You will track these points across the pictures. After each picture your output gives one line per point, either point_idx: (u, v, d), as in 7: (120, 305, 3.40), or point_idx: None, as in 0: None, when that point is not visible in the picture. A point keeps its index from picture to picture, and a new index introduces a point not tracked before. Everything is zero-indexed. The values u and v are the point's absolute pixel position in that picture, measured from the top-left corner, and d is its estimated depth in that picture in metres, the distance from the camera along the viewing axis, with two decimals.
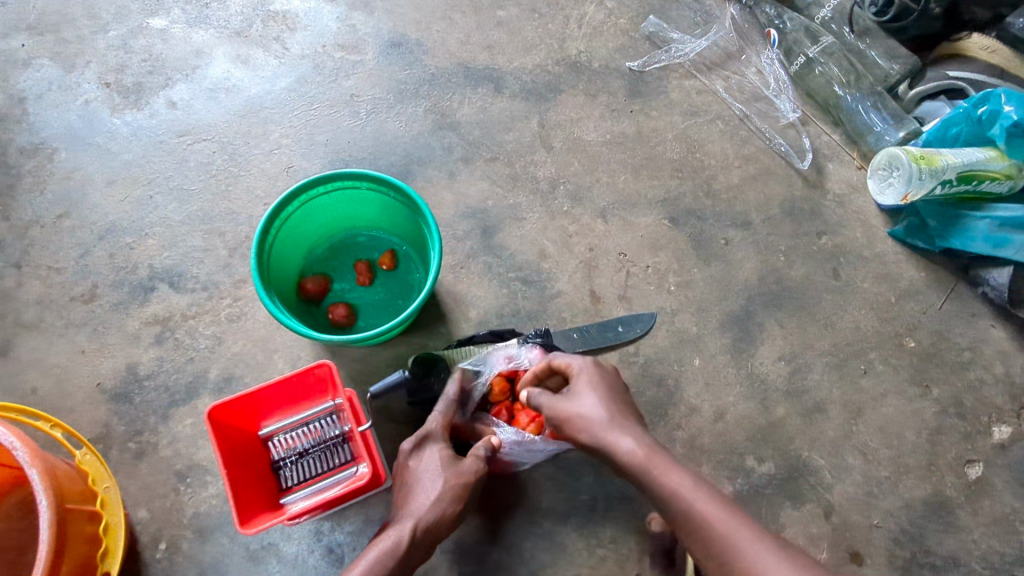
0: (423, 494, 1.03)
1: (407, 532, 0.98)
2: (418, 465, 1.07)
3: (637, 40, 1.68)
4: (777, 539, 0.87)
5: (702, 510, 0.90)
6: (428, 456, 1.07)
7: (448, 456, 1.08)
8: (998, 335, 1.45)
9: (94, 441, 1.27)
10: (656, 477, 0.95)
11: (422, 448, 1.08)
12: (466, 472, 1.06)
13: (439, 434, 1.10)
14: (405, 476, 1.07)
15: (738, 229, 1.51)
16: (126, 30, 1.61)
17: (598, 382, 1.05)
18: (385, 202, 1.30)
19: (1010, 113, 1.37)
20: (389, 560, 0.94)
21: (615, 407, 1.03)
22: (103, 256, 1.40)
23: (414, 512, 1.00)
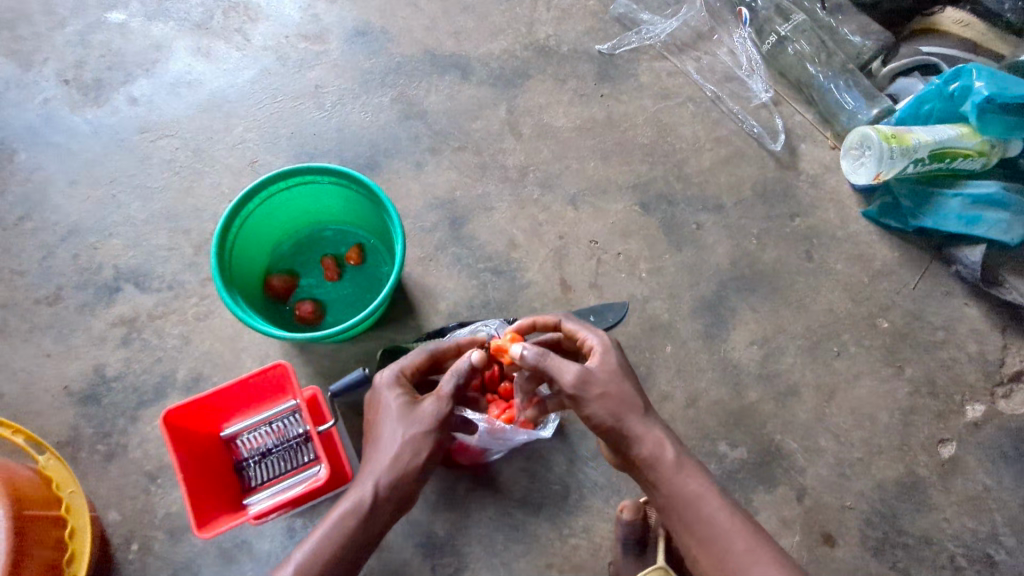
0: (382, 448, 0.94)
1: (369, 491, 0.91)
2: (377, 415, 0.97)
3: (607, 22, 1.65)
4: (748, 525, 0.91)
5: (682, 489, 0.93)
6: (383, 403, 0.97)
7: (406, 402, 0.96)
8: (973, 313, 1.44)
9: (62, 444, 1.26)
10: (682, 481, 0.93)
11: (378, 398, 0.98)
12: (425, 419, 0.94)
13: (393, 379, 0.98)
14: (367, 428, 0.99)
15: (710, 214, 1.50)
16: (84, 25, 1.57)
17: (614, 369, 0.96)
18: (348, 196, 1.28)
19: (981, 88, 1.35)
20: (351, 520, 0.89)
21: (616, 398, 0.95)
22: (67, 258, 1.38)
23: (375, 469, 0.92)
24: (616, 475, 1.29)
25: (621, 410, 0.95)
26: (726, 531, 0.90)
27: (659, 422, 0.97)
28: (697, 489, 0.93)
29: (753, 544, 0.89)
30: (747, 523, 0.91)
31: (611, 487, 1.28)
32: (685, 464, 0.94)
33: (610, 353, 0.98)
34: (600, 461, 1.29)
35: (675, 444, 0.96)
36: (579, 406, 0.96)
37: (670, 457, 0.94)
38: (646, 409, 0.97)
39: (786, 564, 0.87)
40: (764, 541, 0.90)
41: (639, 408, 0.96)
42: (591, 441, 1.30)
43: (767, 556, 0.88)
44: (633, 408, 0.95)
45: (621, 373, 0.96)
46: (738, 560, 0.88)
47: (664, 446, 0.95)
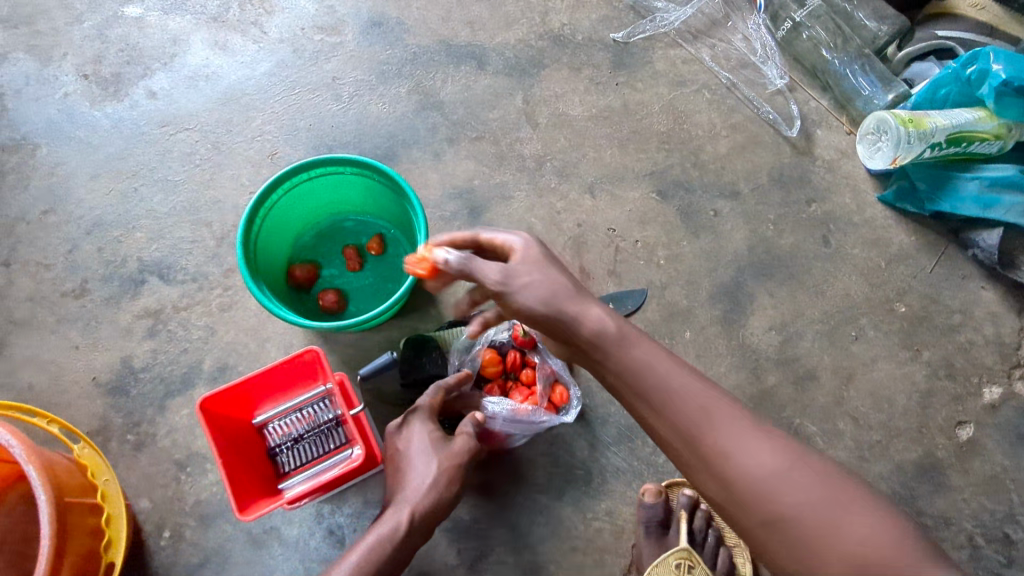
0: (416, 477, 1.01)
1: (406, 515, 0.96)
2: (406, 446, 1.04)
3: (621, 10, 1.65)
4: (704, 387, 0.80)
5: (629, 361, 0.81)
6: (413, 436, 1.05)
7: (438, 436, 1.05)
8: (989, 297, 1.45)
9: (92, 435, 1.29)
10: (628, 352, 0.81)
11: (409, 430, 1.06)
12: (459, 453, 1.04)
13: (425, 415, 1.07)
14: (396, 457, 1.04)
15: (727, 200, 1.50)
16: (101, 20, 1.58)
17: (536, 262, 0.85)
18: (370, 186, 1.29)
19: (999, 71, 1.35)
20: (388, 543, 0.94)
21: (551, 286, 0.84)
22: (92, 251, 1.40)
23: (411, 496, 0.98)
24: (637, 460, 1.31)
25: (551, 292, 0.83)
26: (680, 394, 0.79)
27: (597, 301, 0.85)
28: (646, 358, 0.81)
29: (710, 399, 0.78)
30: (700, 379, 0.81)
31: (633, 471, 1.30)
32: (628, 334, 0.82)
33: (531, 248, 0.86)
34: (622, 446, 1.31)
35: (616, 315, 0.84)
36: (507, 303, 0.86)
37: (614, 331, 0.82)
38: (578, 290, 0.85)
39: (751, 423, 0.77)
40: (719, 395, 0.80)
41: (568, 287, 0.84)
42: (612, 426, 1.32)
43: (724, 411, 0.78)
44: (563, 296, 0.83)
45: (546, 262, 0.86)
46: (697, 423, 0.77)
47: (606, 322, 0.83)
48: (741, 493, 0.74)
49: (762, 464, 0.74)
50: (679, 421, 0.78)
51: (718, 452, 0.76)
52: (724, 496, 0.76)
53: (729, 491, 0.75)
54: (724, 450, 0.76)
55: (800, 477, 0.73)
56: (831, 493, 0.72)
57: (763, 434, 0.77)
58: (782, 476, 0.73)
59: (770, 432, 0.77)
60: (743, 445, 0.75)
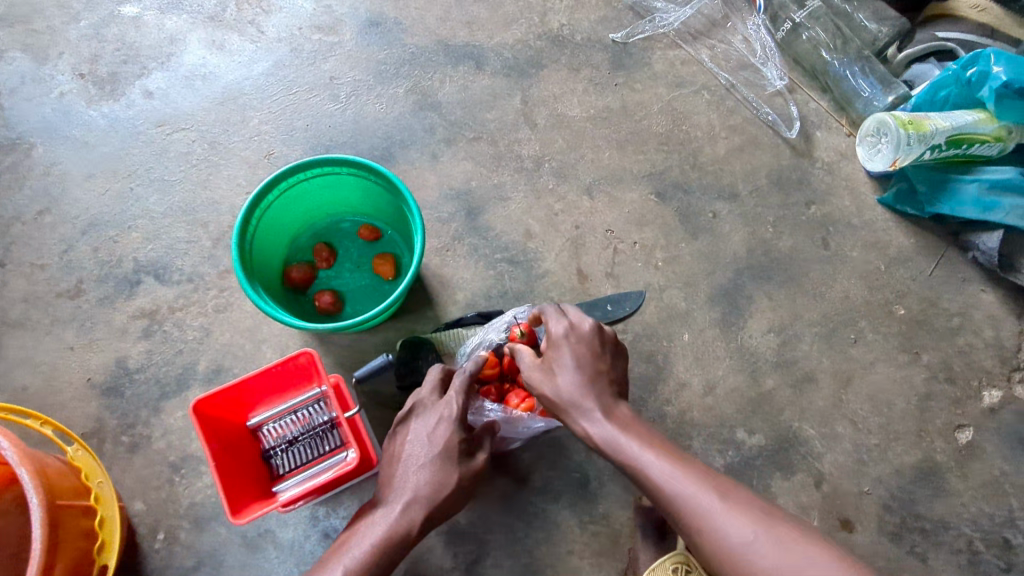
0: (431, 485, 0.99)
1: (413, 523, 0.97)
2: (433, 447, 1.01)
3: (620, 11, 1.65)
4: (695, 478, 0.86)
5: (628, 459, 0.90)
6: (443, 440, 1.02)
7: (464, 450, 1.03)
8: (989, 300, 1.44)
9: (86, 436, 1.28)
10: (610, 449, 0.92)
11: (442, 431, 1.02)
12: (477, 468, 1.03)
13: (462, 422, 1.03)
14: (414, 451, 1.02)
15: (725, 202, 1.50)
16: (97, 19, 1.57)
17: (564, 360, 0.99)
18: (367, 186, 1.28)
19: (999, 73, 1.35)
20: (390, 547, 0.95)
21: (564, 385, 0.97)
22: (87, 251, 1.39)
23: (423, 504, 0.98)
24: None
25: (556, 397, 0.97)
26: (655, 482, 0.87)
27: (599, 405, 0.95)
28: (636, 456, 0.89)
29: (682, 483, 0.86)
30: (678, 464, 0.88)
31: None
32: (609, 431, 0.93)
33: (559, 347, 1.00)
34: None
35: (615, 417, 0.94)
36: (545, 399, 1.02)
37: (611, 435, 0.92)
38: (578, 390, 0.96)
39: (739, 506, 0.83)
40: (694, 475, 0.87)
41: (563, 395, 0.97)
42: None
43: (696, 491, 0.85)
44: (568, 400, 0.96)
45: (569, 358, 0.99)
46: (673, 507, 0.85)
47: (602, 426, 0.93)
48: None
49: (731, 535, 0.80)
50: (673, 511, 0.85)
51: (697, 534, 0.83)
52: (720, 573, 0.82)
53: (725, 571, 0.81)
54: (699, 531, 0.82)
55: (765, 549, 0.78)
56: (796, 561, 0.77)
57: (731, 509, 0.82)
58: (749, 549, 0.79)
59: (743, 511, 0.82)
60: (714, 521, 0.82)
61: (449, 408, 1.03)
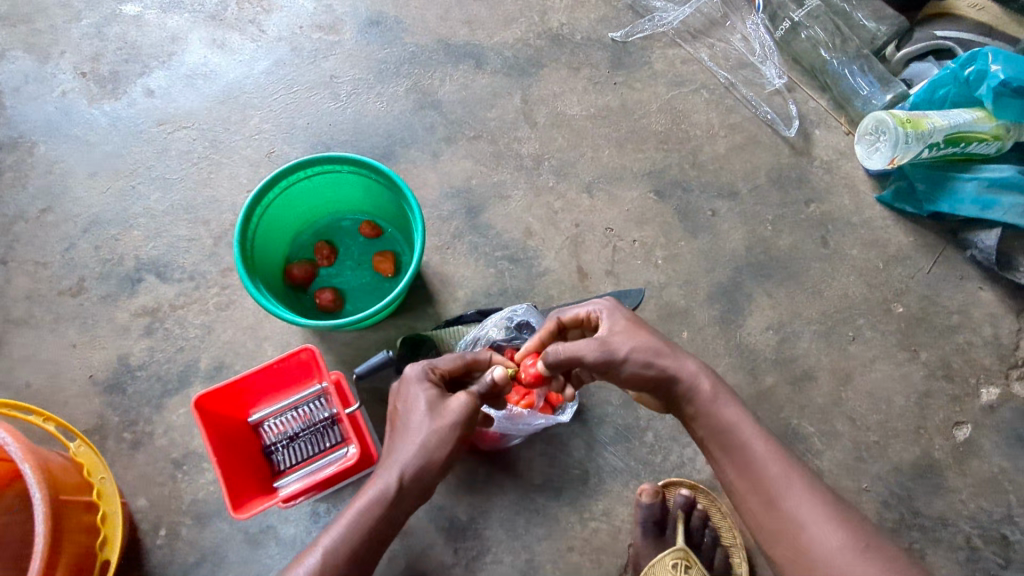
0: (409, 443, 0.92)
1: (394, 483, 0.90)
2: (403, 408, 0.96)
3: (620, 10, 1.65)
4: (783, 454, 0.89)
5: (721, 415, 0.92)
6: (412, 398, 0.96)
7: (437, 398, 0.96)
8: (988, 297, 1.45)
9: (89, 433, 1.29)
10: (717, 410, 0.92)
11: (407, 391, 0.96)
12: (455, 414, 0.95)
13: (422, 374, 0.97)
14: (396, 418, 0.96)
15: (724, 201, 1.50)
16: (99, 18, 1.58)
17: (638, 319, 0.98)
18: (368, 184, 1.29)
19: (998, 72, 1.35)
20: (376, 512, 0.88)
21: (654, 345, 0.95)
22: (89, 249, 1.40)
23: (402, 462, 0.91)
24: (635, 460, 1.30)
25: (652, 351, 0.95)
26: (761, 459, 0.88)
27: (690, 358, 0.96)
28: (732, 418, 0.92)
29: (789, 472, 0.87)
30: (784, 452, 0.90)
31: (630, 471, 1.30)
32: (719, 397, 0.93)
33: (616, 312, 0.98)
34: (619, 445, 1.31)
35: (711, 376, 0.95)
36: (613, 371, 0.96)
37: (707, 391, 0.93)
38: (675, 350, 0.96)
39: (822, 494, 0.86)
40: (800, 470, 0.88)
41: (664, 349, 0.95)
42: (610, 426, 1.32)
43: (802, 486, 0.86)
44: (659, 353, 0.95)
45: (637, 324, 0.97)
46: (772, 486, 0.86)
47: (700, 382, 0.94)
48: (807, 566, 0.81)
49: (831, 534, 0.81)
50: (758, 475, 0.88)
51: (789, 519, 0.84)
52: (789, 562, 0.83)
53: (795, 555, 0.83)
54: (796, 518, 0.84)
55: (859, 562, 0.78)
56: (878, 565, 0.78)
57: (833, 513, 0.83)
58: (841, 554, 0.79)
59: (848, 518, 0.83)
60: (817, 517, 0.83)
61: (410, 368, 0.99)
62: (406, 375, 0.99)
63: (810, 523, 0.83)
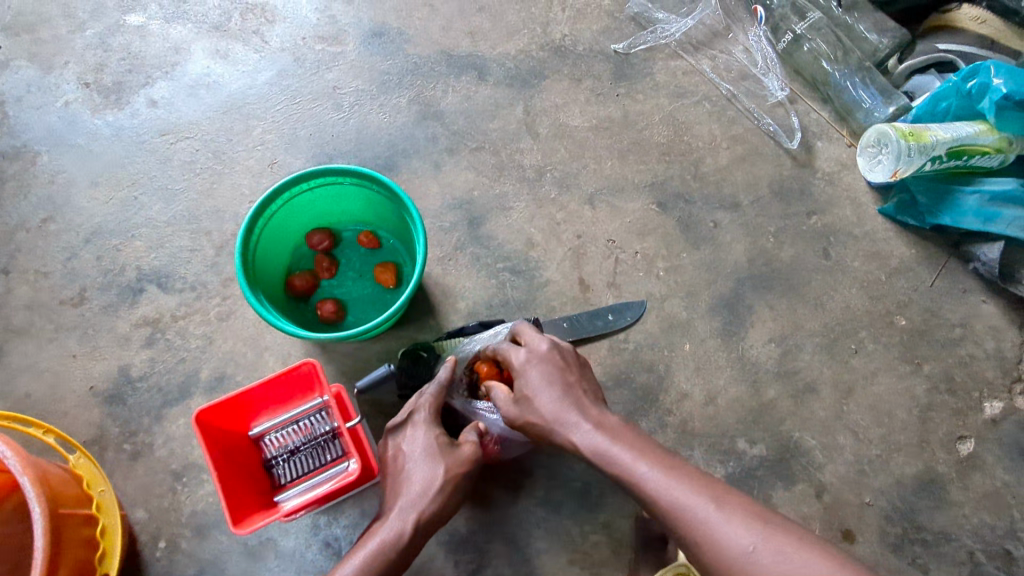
0: (421, 482, 0.99)
1: (410, 523, 0.95)
2: (411, 450, 1.04)
3: (622, 21, 1.65)
4: (678, 469, 0.89)
5: (618, 460, 0.93)
6: (420, 441, 1.04)
7: (446, 442, 1.04)
8: (990, 310, 1.44)
9: (88, 444, 1.28)
10: (605, 465, 0.94)
11: (416, 434, 1.05)
12: (465, 459, 1.02)
13: (431, 419, 1.06)
14: (401, 462, 1.04)
15: (726, 212, 1.50)
16: (103, 28, 1.58)
17: (536, 381, 1.03)
18: (370, 197, 1.29)
19: (999, 86, 1.35)
20: (393, 551, 0.93)
21: (559, 408, 0.99)
22: (90, 259, 1.40)
23: (417, 501, 0.97)
24: None
25: (540, 421, 1.01)
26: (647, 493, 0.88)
27: (579, 416, 0.98)
28: (625, 459, 0.92)
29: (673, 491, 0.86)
30: (669, 472, 0.89)
31: None
32: (602, 448, 0.95)
33: (523, 374, 1.05)
34: None
35: (602, 428, 0.97)
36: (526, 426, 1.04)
37: (594, 440, 0.96)
38: (565, 413, 0.99)
39: (718, 498, 0.85)
40: (686, 488, 0.86)
41: (550, 417, 1.00)
42: None
43: (697, 500, 0.85)
44: (550, 417, 1.00)
45: (538, 379, 1.03)
46: (671, 513, 0.85)
47: (585, 436, 0.96)
48: None
49: (729, 536, 0.80)
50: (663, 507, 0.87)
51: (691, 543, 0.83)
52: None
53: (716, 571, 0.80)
54: (698, 531, 0.82)
55: (765, 557, 0.77)
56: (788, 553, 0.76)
57: (723, 517, 0.82)
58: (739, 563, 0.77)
59: (744, 512, 0.82)
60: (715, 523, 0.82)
61: (417, 415, 1.08)
62: (413, 420, 1.07)
63: (710, 526, 0.81)
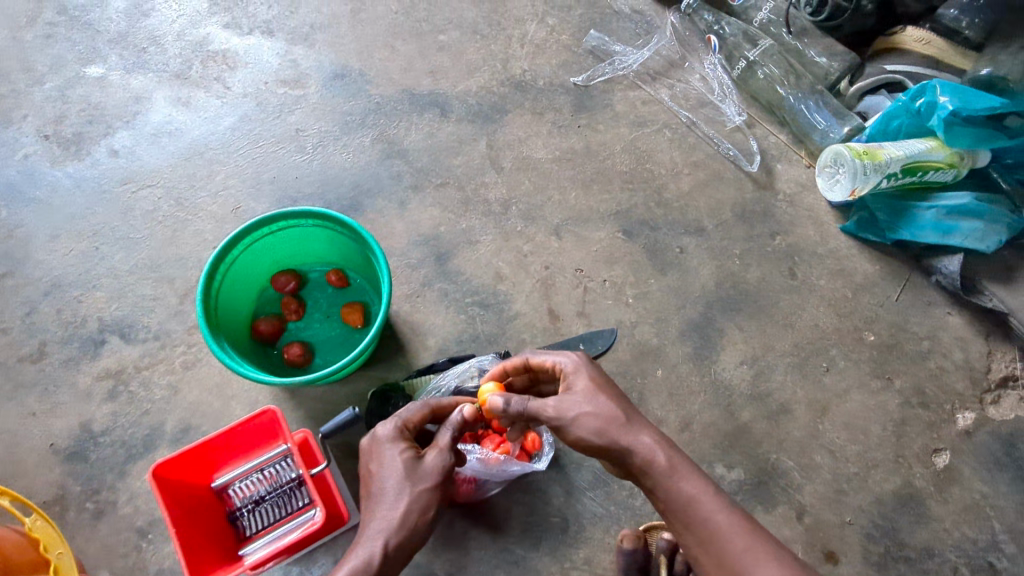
0: (389, 505, 0.93)
1: (378, 548, 0.89)
2: (379, 471, 0.96)
3: (580, 55, 1.69)
4: (745, 518, 0.87)
5: (683, 488, 0.88)
6: (386, 459, 0.97)
7: (411, 457, 0.97)
8: (955, 322, 1.46)
9: (48, 505, 1.24)
10: (675, 484, 0.88)
11: (381, 452, 0.97)
12: (431, 473, 0.96)
13: (396, 433, 0.99)
14: (369, 483, 0.96)
15: (692, 237, 1.51)
16: (62, 81, 1.59)
17: (587, 385, 0.94)
18: (333, 237, 1.28)
19: (945, 103, 1.39)
20: None
21: (626, 423, 0.92)
22: (51, 313, 1.37)
23: (383, 528, 0.91)
24: (614, 504, 1.28)
25: (604, 420, 0.91)
26: (724, 533, 0.84)
27: (646, 428, 0.92)
28: (692, 490, 0.88)
29: (756, 545, 0.83)
30: (747, 520, 0.86)
31: (610, 516, 1.27)
32: (676, 465, 0.89)
33: (583, 371, 0.96)
34: (598, 490, 1.29)
35: (668, 447, 0.91)
36: (565, 435, 0.94)
37: (662, 459, 0.89)
38: (629, 418, 0.92)
39: (787, 560, 0.82)
40: (766, 539, 0.84)
41: (622, 419, 0.92)
42: (587, 471, 1.30)
43: (768, 556, 0.82)
44: (609, 423, 0.91)
45: (597, 388, 0.94)
46: (738, 562, 0.82)
47: (654, 450, 0.90)
48: None
49: None
50: (724, 550, 0.83)
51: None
52: None
53: None
54: None
55: None
56: None
57: None
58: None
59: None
60: None
61: (381, 430, 1.01)
62: (376, 437, 1.00)
63: None
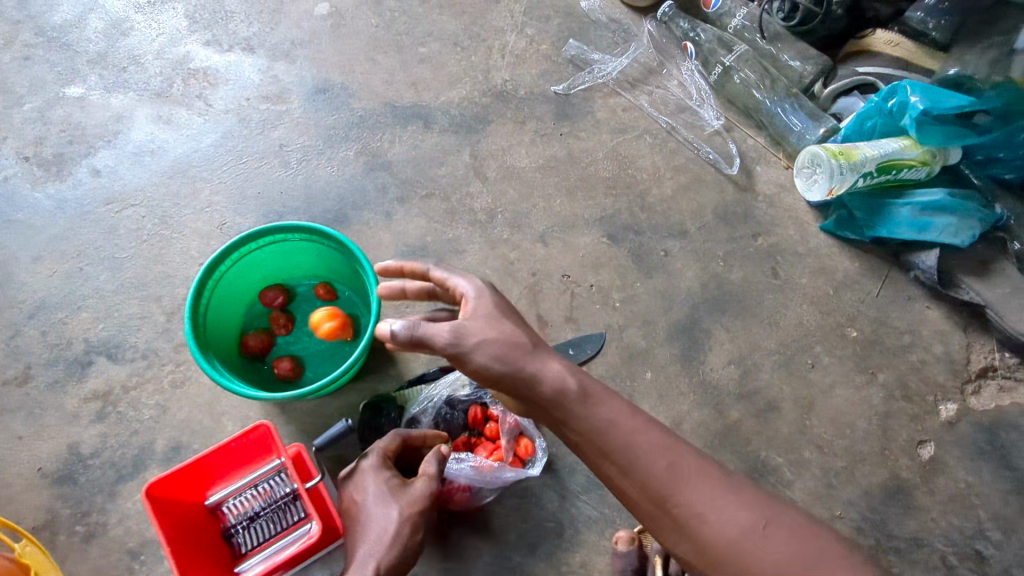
0: (378, 528, 0.98)
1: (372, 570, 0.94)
2: (365, 498, 1.02)
3: (560, 64, 1.71)
4: (663, 437, 0.87)
5: (605, 418, 0.87)
6: (371, 486, 1.03)
7: (396, 483, 1.04)
8: (934, 315, 1.49)
9: (37, 530, 1.22)
10: (590, 413, 0.87)
11: (365, 481, 1.03)
12: (420, 497, 1.03)
13: (380, 463, 1.05)
14: (355, 510, 1.01)
15: (675, 240, 1.54)
16: (41, 102, 1.58)
17: (491, 314, 0.91)
18: (321, 250, 1.29)
19: (916, 103, 1.43)
20: None
21: (531, 352, 0.89)
22: (36, 335, 1.36)
23: (375, 549, 0.96)
24: (609, 507, 1.29)
25: (508, 349, 0.88)
26: (647, 456, 0.84)
27: (553, 355, 0.90)
28: (608, 416, 0.87)
29: (679, 463, 0.84)
30: (665, 437, 0.87)
31: (605, 519, 1.28)
32: (588, 390, 0.88)
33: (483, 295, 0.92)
34: (592, 493, 1.30)
35: (577, 373, 0.90)
36: (465, 363, 0.89)
37: (573, 386, 0.88)
38: (534, 346, 0.90)
39: (709, 474, 0.84)
40: (688, 456, 0.85)
41: (527, 346, 0.89)
42: (580, 474, 1.30)
43: (689, 474, 0.83)
44: (513, 350, 0.88)
45: (498, 313, 0.91)
46: (664, 484, 0.83)
47: (565, 378, 0.88)
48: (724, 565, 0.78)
49: (727, 516, 0.79)
50: (647, 476, 0.83)
51: (689, 510, 0.81)
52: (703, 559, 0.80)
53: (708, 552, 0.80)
54: (694, 507, 0.81)
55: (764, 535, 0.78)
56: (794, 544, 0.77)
57: (729, 490, 0.82)
58: (750, 536, 0.78)
59: (735, 488, 0.82)
60: (710, 503, 0.81)
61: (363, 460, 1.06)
62: (360, 466, 1.06)
63: (706, 509, 0.81)
